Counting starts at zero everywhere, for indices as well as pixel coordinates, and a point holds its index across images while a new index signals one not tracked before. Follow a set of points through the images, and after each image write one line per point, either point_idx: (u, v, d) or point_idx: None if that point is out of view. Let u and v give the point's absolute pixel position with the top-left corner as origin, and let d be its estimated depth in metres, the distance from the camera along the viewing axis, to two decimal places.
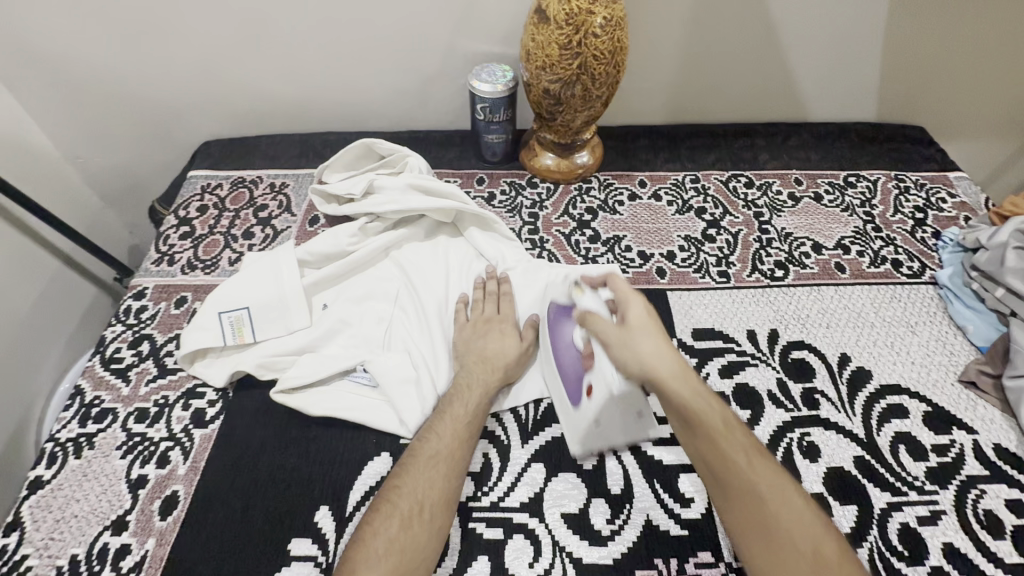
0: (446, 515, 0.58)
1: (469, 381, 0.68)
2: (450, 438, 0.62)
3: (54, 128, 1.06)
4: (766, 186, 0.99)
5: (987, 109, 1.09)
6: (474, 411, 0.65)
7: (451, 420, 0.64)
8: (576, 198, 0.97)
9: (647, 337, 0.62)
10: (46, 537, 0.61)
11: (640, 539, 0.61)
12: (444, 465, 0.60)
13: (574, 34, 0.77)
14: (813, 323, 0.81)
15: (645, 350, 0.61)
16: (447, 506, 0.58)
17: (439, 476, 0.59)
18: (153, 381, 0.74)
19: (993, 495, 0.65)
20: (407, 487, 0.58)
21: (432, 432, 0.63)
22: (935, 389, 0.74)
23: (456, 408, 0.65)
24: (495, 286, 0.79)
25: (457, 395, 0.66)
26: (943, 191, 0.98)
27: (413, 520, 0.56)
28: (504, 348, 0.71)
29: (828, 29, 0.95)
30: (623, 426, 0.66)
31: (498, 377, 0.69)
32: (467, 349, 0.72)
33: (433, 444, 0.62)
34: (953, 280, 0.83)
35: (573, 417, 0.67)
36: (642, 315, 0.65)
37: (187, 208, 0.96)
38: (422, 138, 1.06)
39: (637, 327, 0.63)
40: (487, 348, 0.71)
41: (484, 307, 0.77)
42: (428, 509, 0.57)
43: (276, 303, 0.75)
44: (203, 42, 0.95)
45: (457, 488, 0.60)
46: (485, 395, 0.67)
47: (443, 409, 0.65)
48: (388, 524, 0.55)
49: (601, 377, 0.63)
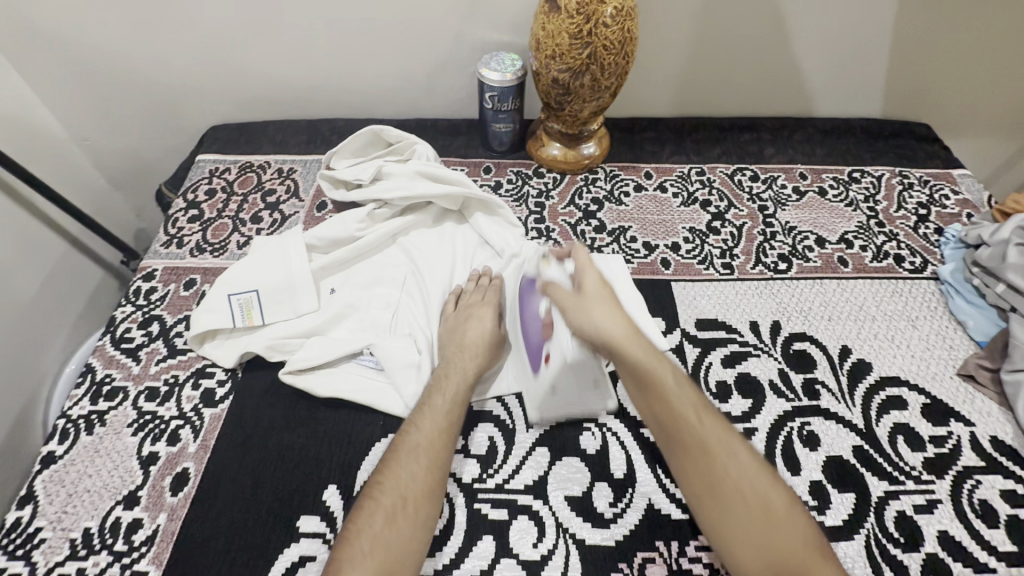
0: (431, 506, 0.58)
1: (448, 369, 0.68)
2: (430, 429, 0.62)
3: (61, 109, 1.06)
4: (771, 180, 1.00)
5: (992, 107, 1.09)
6: (453, 400, 0.65)
7: (430, 411, 0.64)
8: (582, 188, 0.98)
9: (602, 307, 0.64)
10: (60, 510, 0.62)
11: (641, 521, 0.62)
12: (425, 457, 0.60)
13: (585, 23, 0.78)
14: (815, 315, 0.82)
15: (600, 318, 0.63)
16: (431, 499, 0.58)
17: (421, 468, 0.59)
18: (163, 360, 0.75)
19: (989, 486, 0.67)
20: (389, 482, 0.58)
21: (412, 425, 0.63)
22: (934, 381, 0.75)
23: (435, 399, 0.65)
24: (487, 281, 0.79)
25: (437, 383, 0.67)
26: (947, 188, 0.99)
27: (396, 515, 0.56)
28: (484, 338, 0.71)
29: (837, 23, 0.96)
30: (581, 393, 0.69)
31: (477, 368, 0.69)
32: (450, 337, 0.72)
33: (413, 437, 0.61)
34: (954, 276, 0.84)
35: (533, 385, 0.69)
36: (597, 283, 0.67)
37: (196, 191, 0.97)
38: (430, 126, 1.06)
39: (592, 295, 0.65)
40: (467, 338, 0.72)
41: (473, 296, 0.77)
42: (411, 502, 0.57)
43: (285, 287, 0.76)
44: (213, 26, 0.95)
45: (441, 478, 0.60)
46: (463, 383, 0.67)
47: (422, 401, 0.65)
48: (370, 521, 0.55)
49: (558, 344, 0.67)
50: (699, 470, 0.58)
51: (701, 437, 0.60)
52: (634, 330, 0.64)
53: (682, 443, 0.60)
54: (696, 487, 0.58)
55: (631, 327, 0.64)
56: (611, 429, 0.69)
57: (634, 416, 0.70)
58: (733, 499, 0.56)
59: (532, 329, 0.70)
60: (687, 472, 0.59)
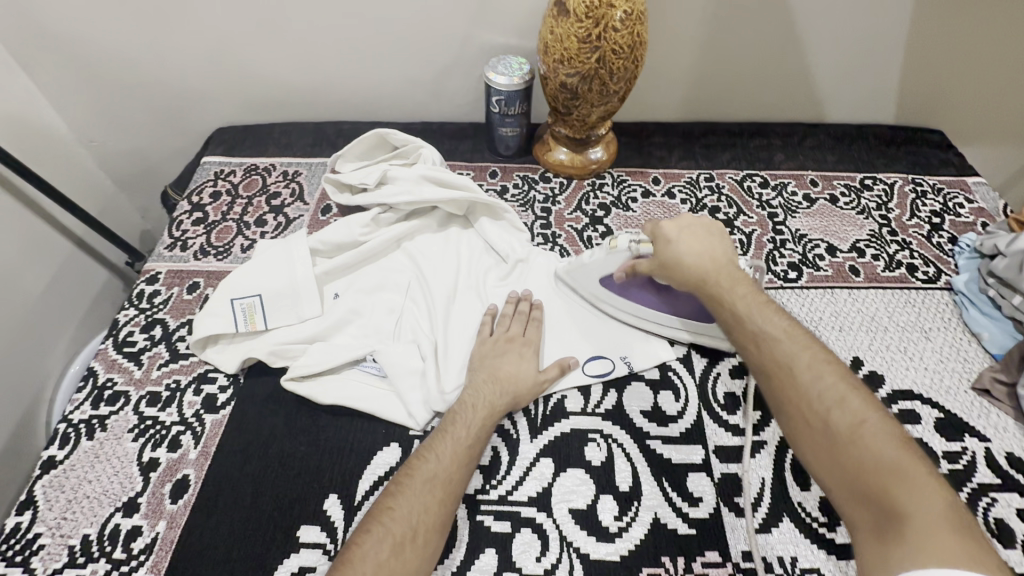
0: (437, 539, 0.55)
1: (477, 400, 0.65)
2: (450, 461, 0.59)
3: (69, 110, 1.06)
4: (781, 186, 0.99)
5: (1008, 114, 1.07)
6: (476, 433, 0.63)
7: (450, 440, 0.61)
8: (589, 193, 0.97)
9: (687, 245, 0.71)
10: (59, 516, 0.61)
11: (648, 536, 0.61)
12: (440, 489, 0.57)
13: (594, 28, 0.77)
14: (825, 326, 0.80)
15: (688, 258, 0.70)
16: (440, 533, 0.56)
17: (435, 501, 0.56)
18: (165, 365, 0.74)
19: (1005, 504, 0.65)
20: (401, 510, 0.55)
21: (431, 450, 0.60)
22: (948, 395, 0.73)
23: (458, 429, 0.62)
24: (526, 307, 0.76)
25: (461, 413, 0.64)
26: (961, 196, 0.97)
27: (404, 545, 0.53)
28: (519, 373, 0.69)
29: (850, 29, 0.94)
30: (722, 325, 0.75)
31: (506, 403, 0.66)
32: (481, 365, 0.69)
33: (431, 465, 0.59)
34: (969, 286, 0.82)
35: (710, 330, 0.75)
36: (673, 227, 0.72)
37: (200, 194, 0.96)
38: (435, 129, 1.05)
39: (668, 245, 0.71)
40: (501, 370, 0.68)
41: (511, 326, 0.74)
42: (421, 534, 0.54)
43: (288, 291, 0.76)
44: (220, 30, 0.95)
45: (451, 511, 0.57)
46: (490, 416, 0.64)
47: (443, 427, 0.63)
48: (378, 547, 0.52)
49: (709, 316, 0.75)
50: (806, 416, 0.56)
51: (810, 397, 0.56)
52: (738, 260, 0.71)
53: (788, 394, 0.58)
54: (815, 451, 0.54)
55: (718, 264, 0.69)
56: (616, 440, 0.68)
57: (640, 427, 0.69)
58: (845, 464, 0.51)
59: (644, 287, 0.75)
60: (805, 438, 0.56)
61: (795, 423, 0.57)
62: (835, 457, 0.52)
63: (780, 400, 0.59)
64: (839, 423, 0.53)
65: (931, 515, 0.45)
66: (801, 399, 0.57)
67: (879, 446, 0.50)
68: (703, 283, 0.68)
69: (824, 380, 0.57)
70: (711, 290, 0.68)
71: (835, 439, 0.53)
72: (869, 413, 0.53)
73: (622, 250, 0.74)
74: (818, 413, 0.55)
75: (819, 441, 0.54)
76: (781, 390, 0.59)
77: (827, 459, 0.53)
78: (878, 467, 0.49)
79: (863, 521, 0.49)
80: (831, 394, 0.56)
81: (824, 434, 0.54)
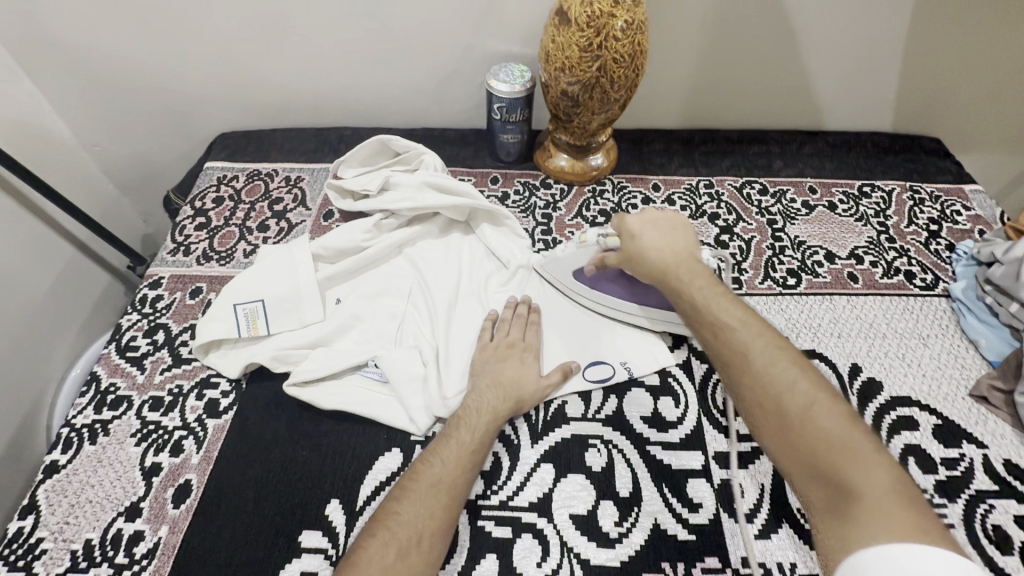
0: (441, 544, 0.56)
1: (479, 405, 0.66)
2: (454, 466, 0.60)
3: (73, 116, 1.07)
4: (781, 194, 0.99)
5: (1004, 122, 1.08)
6: (479, 438, 0.63)
7: (454, 445, 0.62)
8: (589, 200, 0.98)
9: (651, 238, 0.72)
10: (62, 520, 0.62)
11: (648, 542, 0.61)
12: (444, 493, 0.58)
13: (595, 36, 0.77)
14: (824, 332, 0.81)
15: (651, 251, 0.71)
16: (444, 538, 0.56)
17: (439, 506, 0.57)
18: (167, 369, 0.75)
19: (1002, 510, 0.65)
20: (406, 514, 0.55)
21: (435, 455, 0.61)
22: (946, 402, 0.74)
23: (462, 434, 0.63)
24: (525, 311, 0.77)
25: (463, 419, 0.64)
26: (958, 204, 0.98)
27: (409, 550, 0.53)
28: (519, 378, 0.69)
29: (848, 39, 0.95)
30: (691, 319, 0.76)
31: (509, 408, 0.67)
32: (481, 370, 0.69)
33: (435, 470, 0.59)
34: (967, 293, 0.83)
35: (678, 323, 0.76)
36: (637, 221, 0.74)
37: (203, 199, 0.97)
38: (437, 136, 1.06)
39: (632, 238, 0.73)
40: (502, 375, 0.69)
41: (510, 330, 0.74)
42: (425, 539, 0.54)
43: (291, 296, 0.76)
44: (225, 37, 0.96)
45: (454, 518, 0.57)
46: (494, 421, 0.65)
47: (447, 433, 0.63)
48: (383, 552, 0.52)
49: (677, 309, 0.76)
50: (760, 400, 0.55)
51: (763, 380, 0.56)
52: (699, 253, 0.72)
53: (743, 378, 0.58)
54: (769, 433, 0.54)
55: (679, 255, 0.70)
56: (617, 446, 0.68)
57: (641, 433, 0.69)
58: (797, 444, 0.51)
59: (615, 281, 0.78)
60: (760, 421, 0.55)
61: (750, 406, 0.57)
62: (788, 438, 0.52)
63: (735, 385, 0.59)
64: (790, 404, 0.53)
65: (878, 490, 0.45)
66: (755, 385, 0.56)
67: (829, 425, 0.50)
68: (665, 276, 0.69)
69: (776, 362, 0.56)
70: (672, 281, 0.68)
71: (788, 420, 0.53)
72: (819, 392, 0.53)
73: (591, 244, 0.79)
74: (772, 396, 0.55)
75: (772, 423, 0.54)
76: (737, 375, 0.58)
77: (780, 440, 0.53)
78: (829, 445, 0.49)
79: (818, 500, 0.49)
80: (783, 376, 0.55)
81: (777, 416, 0.54)
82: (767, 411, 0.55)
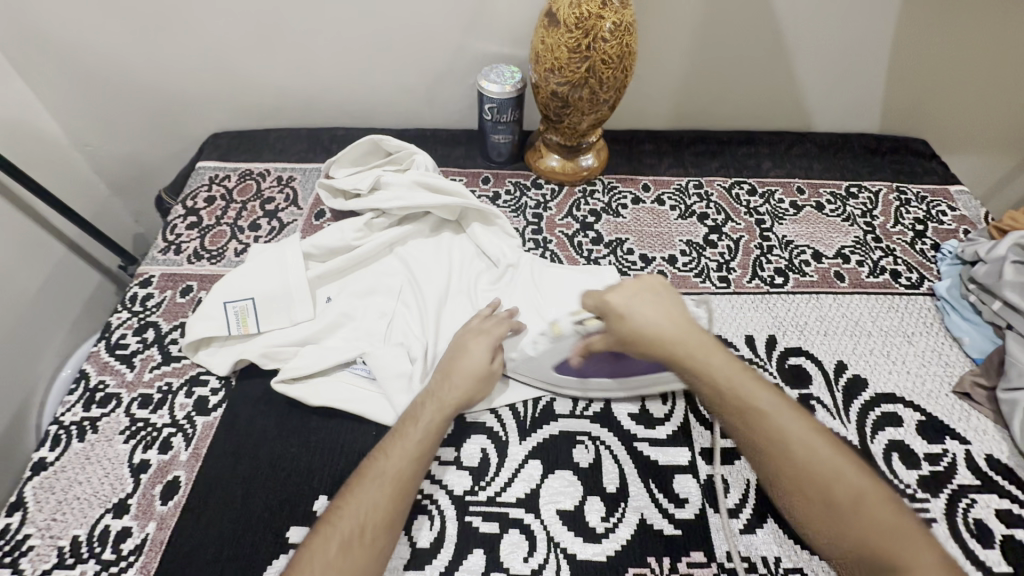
0: (386, 537, 0.56)
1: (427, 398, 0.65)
2: (399, 459, 0.59)
3: (64, 115, 1.07)
4: (769, 194, 1.00)
5: (989, 125, 1.10)
6: (428, 432, 0.62)
7: (402, 439, 0.61)
8: (580, 200, 0.98)
9: (646, 309, 0.65)
10: (49, 517, 0.62)
11: (634, 537, 0.62)
12: (389, 485, 0.57)
13: (584, 38, 0.78)
14: (811, 330, 0.82)
15: (652, 326, 0.64)
16: (389, 530, 0.56)
17: (383, 498, 0.57)
18: (157, 367, 0.75)
19: (984, 504, 0.66)
20: (350, 509, 0.55)
21: (382, 450, 0.60)
22: (930, 398, 0.75)
23: (409, 428, 0.62)
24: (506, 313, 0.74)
25: (410, 415, 0.64)
26: (944, 204, 0.99)
27: (352, 544, 0.53)
28: (474, 371, 0.68)
29: (835, 42, 0.96)
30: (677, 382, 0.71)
31: (456, 402, 0.66)
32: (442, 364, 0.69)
33: (381, 464, 0.59)
34: (951, 292, 0.84)
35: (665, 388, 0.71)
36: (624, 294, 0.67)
37: (195, 198, 0.97)
38: (429, 136, 1.07)
39: (629, 313, 0.66)
40: (457, 367, 0.68)
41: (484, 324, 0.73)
42: (369, 531, 0.54)
43: (281, 294, 0.76)
44: (218, 37, 0.96)
45: (399, 511, 0.57)
46: (440, 414, 0.64)
47: (396, 430, 0.63)
48: (325, 547, 0.53)
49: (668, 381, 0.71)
50: (803, 488, 0.53)
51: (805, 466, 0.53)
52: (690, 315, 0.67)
53: (780, 463, 0.55)
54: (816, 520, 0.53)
55: (682, 326, 0.64)
56: (604, 442, 0.69)
57: (628, 429, 0.70)
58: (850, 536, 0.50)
59: (597, 364, 0.72)
60: (804, 506, 0.54)
61: (791, 492, 0.54)
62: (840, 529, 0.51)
63: (772, 469, 0.56)
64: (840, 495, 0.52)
65: None
66: (796, 474, 0.54)
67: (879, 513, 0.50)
68: (667, 348, 0.63)
69: (814, 446, 0.54)
70: (677, 354, 0.62)
71: (839, 511, 0.51)
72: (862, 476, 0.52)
73: (567, 333, 0.73)
74: (818, 484, 0.53)
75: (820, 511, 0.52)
76: (773, 461, 0.55)
77: (830, 528, 0.52)
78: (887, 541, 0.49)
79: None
80: (827, 461, 0.53)
81: (826, 505, 0.52)
82: (814, 500, 0.53)
